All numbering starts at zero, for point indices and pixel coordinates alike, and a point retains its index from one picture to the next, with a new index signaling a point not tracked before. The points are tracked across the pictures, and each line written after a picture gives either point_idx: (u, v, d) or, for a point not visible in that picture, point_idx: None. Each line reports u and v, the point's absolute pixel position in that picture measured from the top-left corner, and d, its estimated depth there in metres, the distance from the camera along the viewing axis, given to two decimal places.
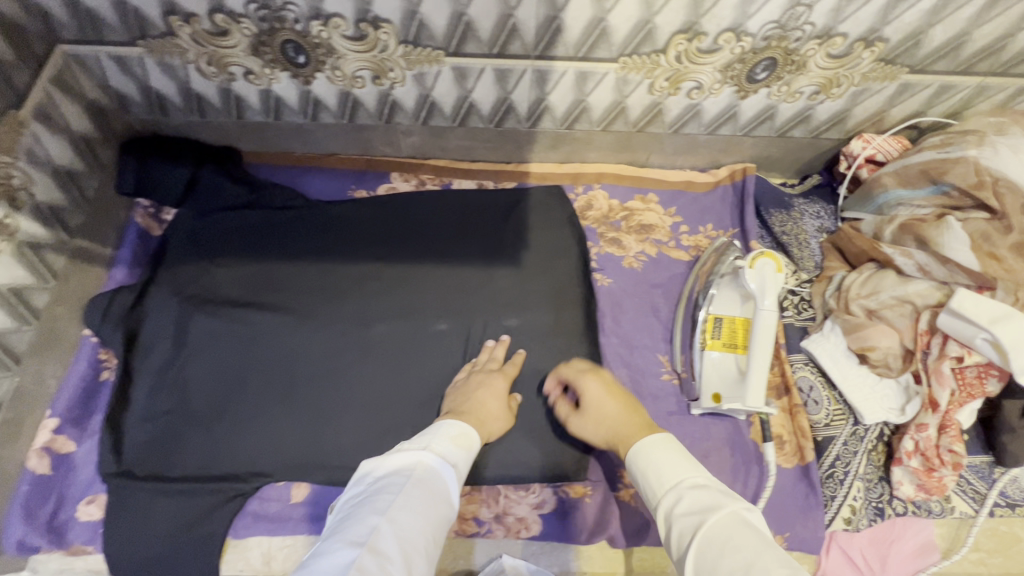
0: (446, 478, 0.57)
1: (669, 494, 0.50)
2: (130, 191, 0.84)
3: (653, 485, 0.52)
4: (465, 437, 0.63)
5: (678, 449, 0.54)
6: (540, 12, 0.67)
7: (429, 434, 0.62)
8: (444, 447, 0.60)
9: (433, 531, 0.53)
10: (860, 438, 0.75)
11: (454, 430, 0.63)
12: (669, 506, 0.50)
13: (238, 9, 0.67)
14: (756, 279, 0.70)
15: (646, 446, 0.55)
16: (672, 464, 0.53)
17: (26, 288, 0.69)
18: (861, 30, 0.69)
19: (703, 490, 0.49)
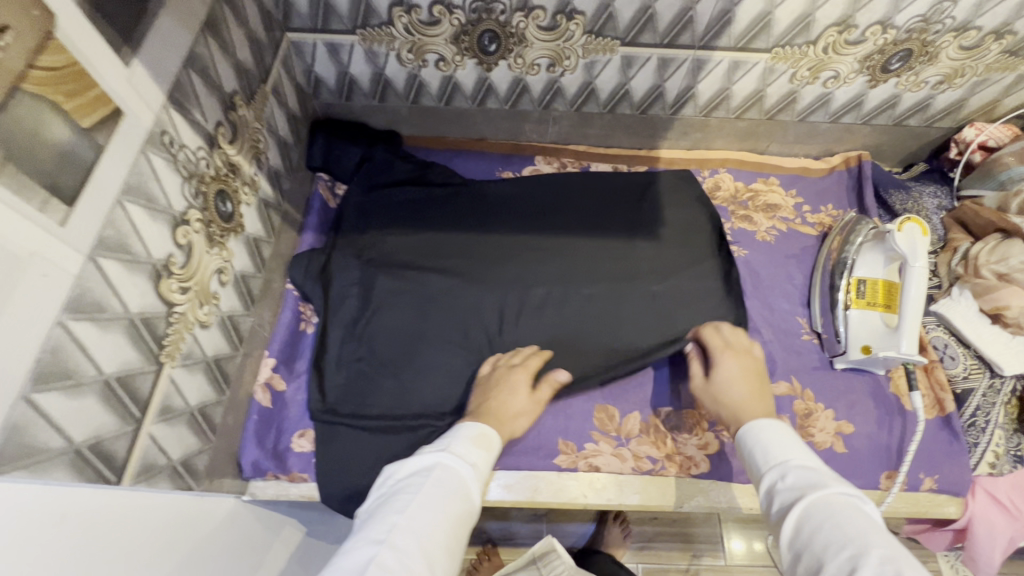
0: (465, 477, 0.60)
1: (775, 469, 0.55)
2: (318, 165, 0.95)
3: (761, 463, 0.57)
4: (483, 438, 0.65)
5: (791, 435, 0.59)
6: (717, 7, 0.77)
7: (450, 437, 0.64)
8: (467, 449, 0.63)
9: (454, 532, 0.55)
10: (997, 390, 0.82)
11: (472, 432, 0.65)
12: (773, 480, 0.55)
13: (456, 2, 0.77)
14: (906, 241, 0.79)
15: (757, 428, 0.61)
16: (778, 445, 0.58)
17: (261, 239, 0.77)
18: (995, 24, 0.79)
19: (801, 470, 0.54)
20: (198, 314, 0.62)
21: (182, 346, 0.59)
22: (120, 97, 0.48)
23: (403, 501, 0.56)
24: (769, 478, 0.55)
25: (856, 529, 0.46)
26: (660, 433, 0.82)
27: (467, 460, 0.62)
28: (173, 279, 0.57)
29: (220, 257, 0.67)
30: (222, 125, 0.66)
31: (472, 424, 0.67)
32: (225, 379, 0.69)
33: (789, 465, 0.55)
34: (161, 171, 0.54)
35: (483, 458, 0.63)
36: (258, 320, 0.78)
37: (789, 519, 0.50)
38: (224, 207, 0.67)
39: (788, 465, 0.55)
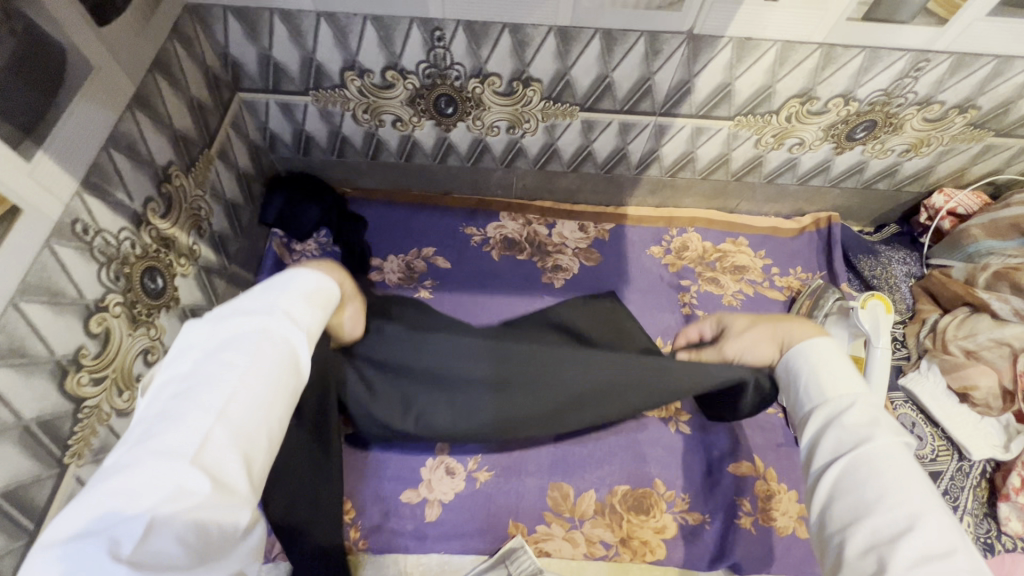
0: (291, 347, 0.44)
1: (830, 403, 0.48)
2: (271, 221, 0.91)
3: (816, 392, 0.50)
4: (324, 293, 0.49)
5: (847, 359, 0.51)
6: (676, 77, 0.75)
7: (272, 293, 0.46)
8: (298, 300, 0.46)
9: (293, 374, 0.43)
10: (966, 473, 0.79)
11: (308, 284, 0.48)
12: (830, 413, 0.48)
13: (409, 68, 0.75)
14: (869, 319, 0.77)
15: (814, 348, 0.53)
16: (839, 374, 0.50)
17: (200, 309, 0.74)
18: (958, 99, 0.77)
19: (865, 412, 0.46)
20: (116, 402, 0.59)
21: (93, 441, 0.56)
22: (18, 196, 0.45)
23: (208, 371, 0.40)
24: (826, 406, 0.48)
25: (899, 482, 0.42)
26: (616, 514, 0.78)
27: (294, 314, 0.45)
28: (83, 372, 0.54)
29: (147, 337, 0.63)
30: (153, 201, 0.63)
31: (305, 274, 0.49)
32: None
33: (850, 401, 0.47)
34: (71, 263, 0.52)
35: (318, 320, 0.47)
36: None
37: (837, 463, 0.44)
38: (154, 284, 0.64)
39: (842, 405, 0.47)
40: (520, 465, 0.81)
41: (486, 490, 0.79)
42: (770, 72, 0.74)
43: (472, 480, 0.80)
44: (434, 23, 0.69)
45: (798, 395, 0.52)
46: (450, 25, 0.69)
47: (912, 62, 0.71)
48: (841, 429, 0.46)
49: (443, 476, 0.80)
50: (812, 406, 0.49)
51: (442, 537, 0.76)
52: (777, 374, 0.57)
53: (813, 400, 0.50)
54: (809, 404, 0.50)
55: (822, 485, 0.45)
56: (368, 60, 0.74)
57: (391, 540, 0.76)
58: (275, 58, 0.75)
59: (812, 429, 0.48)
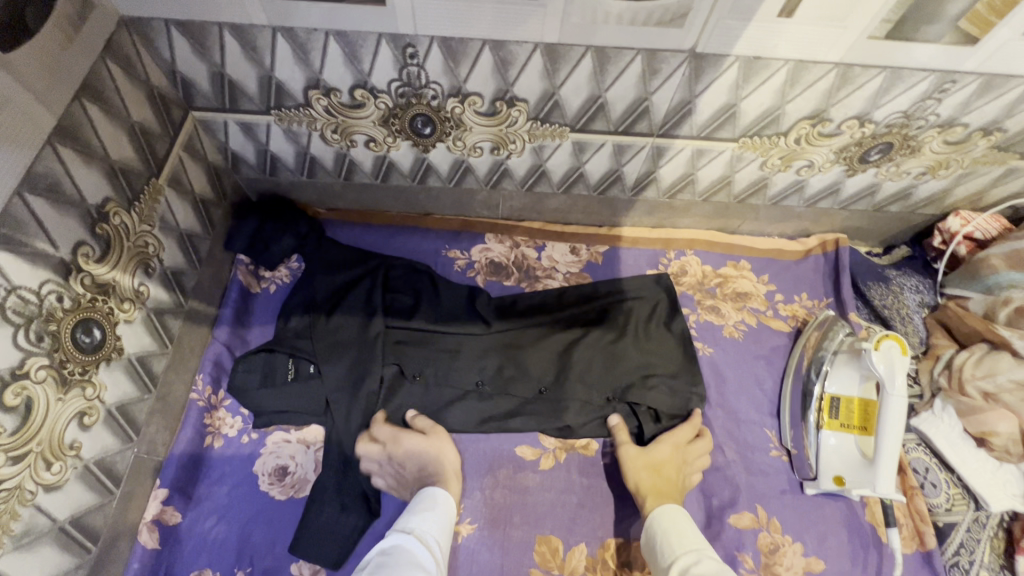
0: (416, 553, 0.58)
1: (688, 555, 0.60)
2: (238, 250, 0.84)
3: (676, 548, 0.62)
4: (429, 498, 0.67)
5: (694, 531, 0.64)
6: (676, 98, 0.68)
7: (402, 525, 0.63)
8: (440, 520, 0.65)
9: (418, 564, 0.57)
10: (983, 524, 0.74)
11: (422, 502, 0.66)
12: (688, 563, 0.59)
13: (380, 87, 0.68)
14: (883, 362, 0.71)
15: (670, 510, 0.67)
16: (686, 534, 0.63)
17: (150, 355, 0.67)
18: (983, 122, 0.70)
19: (713, 560, 0.58)
20: (42, 477, 0.52)
21: (15, 525, 0.49)
22: None
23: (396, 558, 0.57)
24: (680, 560, 0.60)
25: None
26: (608, 571, 0.72)
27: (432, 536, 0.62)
28: None
29: (83, 398, 0.56)
30: (86, 244, 0.56)
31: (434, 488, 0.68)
32: (91, 535, 0.59)
33: (693, 552, 0.60)
34: None
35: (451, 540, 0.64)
36: (146, 447, 0.68)
37: None
38: (90, 337, 0.57)
39: (701, 550, 0.60)
40: (505, 518, 0.75)
41: (469, 546, 0.73)
42: (779, 92, 0.67)
43: (453, 534, 0.74)
44: (405, 39, 0.61)
45: (656, 563, 0.63)
46: (423, 42, 0.61)
47: (936, 83, 0.65)
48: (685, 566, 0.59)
49: None
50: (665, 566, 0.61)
51: None
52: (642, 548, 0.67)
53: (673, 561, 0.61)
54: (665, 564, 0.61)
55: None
56: (334, 78, 0.67)
57: None
58: (229, 75, 0.67)
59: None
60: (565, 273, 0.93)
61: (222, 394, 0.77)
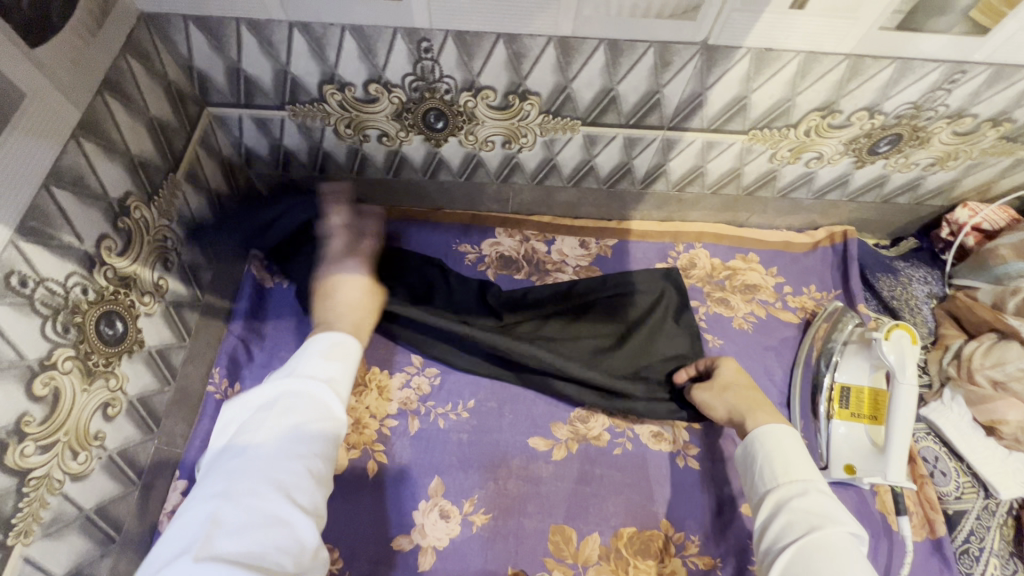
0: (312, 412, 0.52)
1: (795, 486, 0.57)
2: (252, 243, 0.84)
3: (781, 473, 0.59)
4: (336, 344, 0.58)
5: (804, 455, 0.61)
6: (687, 90, 0.69)
7: (297, 360, 0.56)
8: (339, 362, 0.57)
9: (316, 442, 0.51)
10: (992, 512, 0.75)
11: (324, 345, 0.57)
12: (792, 495, 0.57)
13: (394, 81, 0.68)
14: (894, 351, 0.71)
15: (778, 431, 0.63)
16: (793, 461, 0.60)
17: (170, 347, 0.68)
18: (992, 112, 0.71)
19: (820, 493, 0.56)
20: (69, 467, 0.53)
21: (44, 513, 0.50)
22: None
23: (290, 409, 0.51)
24: (780, 490, 0.58)
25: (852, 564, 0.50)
26: (622, 560, 0.73)
27: (340, 384, 0.55)
28: (27, 442, 0.48)
29: (107, 389, 0.57)
30: (109, 238, 0.57)
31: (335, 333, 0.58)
32: (114, 525, 0.60)
33: (807, 481, 0.58)
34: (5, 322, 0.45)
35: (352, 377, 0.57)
36: (165, 439, 0.69)
37: (793, 542, 0.53)
38: (112, 329, 0.58)
39: (806, 483, 0.57)
40: (518, 507, 0.76)
41: (484, 536, 0.74)
42: (790, 84, 0.67)
43: (467, 524, 0.74)
44: (421, 32, 0.62)
45: (751, 485, 0.62)
46: (438, 36, 0.62)
47: (947, 74, 0.65)
48: (790, 497, 0.57)
49: (436, 520, 0.74)
50: (772, 489, 0.59)
51: None
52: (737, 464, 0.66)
53: (773, 485, 0.59)
54: (767, 489, 0.59)
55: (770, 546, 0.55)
56: (349, 72, 0.67)
57: None
58: (246, 70, 0.67)
59: (767, 508, 0.58)
60: (574, 266, 0.93)
61: (237, 387, 0.77)
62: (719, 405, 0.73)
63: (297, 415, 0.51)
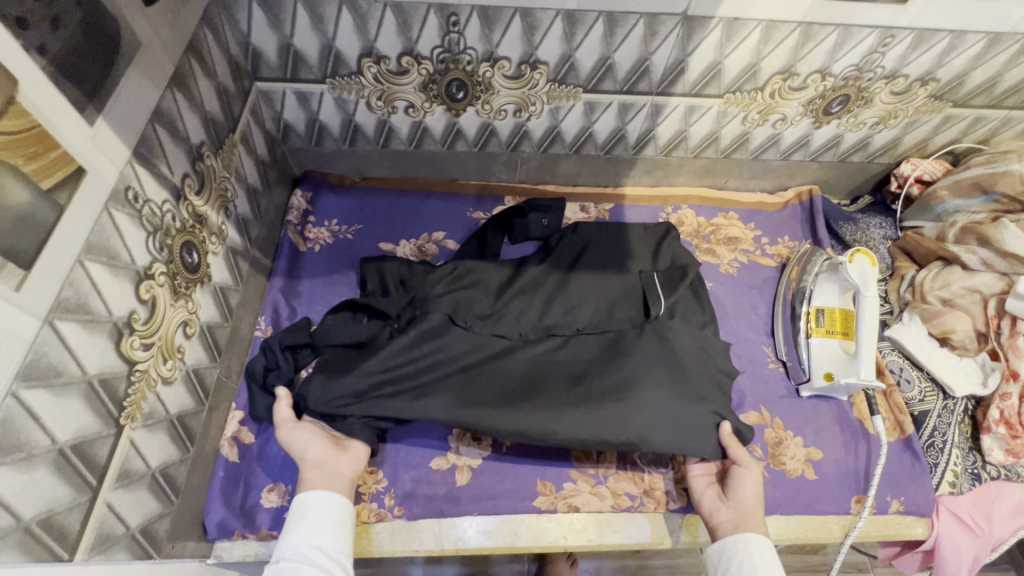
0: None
1: None
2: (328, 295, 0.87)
3: (744, 574, 0.67)
4: (298, 508, 0.66)
5: (762, 547, 0.68)
6: (672, 57, 0.82)
7: (301, 537, 0.63)
8: (314, 524, 0.64)
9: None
10: (951, 410, 0.87)
11: (293, 515, 0.65)
12: None
13: (424, 53, 0.80)
14: (857, 272, 0.83)
15: (753, 545, 0.68)
16: (763, 566, 0.66)
17: (228, 287, 0.76)
18: (920, 73, 0.86)
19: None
20: (161, 370, 0.60)
21: (144, 406, 0.57)
22: (84, 158, 0.47)
23: None
24: None
25: None
26: (638, 469, 0.82)
27: (319, 541, 0.63)
28: (135, 336, 0.55)
29: (185, 310, 0.65)
30: (189, 177, 0.65)
31: (306, 497, 0.66)
32: (190, 437, 0.67)
33: None
34: (125, 228, 0.53)
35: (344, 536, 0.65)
36: (224, 370, 0.76)
37: None
38: (191, 258, 0.66)
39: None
40: None
41: (513, 454, 0.81)
42: (755, 49, 0.81)
43: (498, 444, 0.81)
44: (450, 8, 0.74)
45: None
46: (465, 10, 0.74)
47: (880, 38, 0.80)
48: None
49: (470, 443, 0.81)
50: None
51: (476, 498, 0.78)
52: (709, 555, 0.72)
53: None
54: None
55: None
56: (386, 46, 0.78)
57: (426, 506, 0.77)
58: (296, 45, 0.78)
59: None
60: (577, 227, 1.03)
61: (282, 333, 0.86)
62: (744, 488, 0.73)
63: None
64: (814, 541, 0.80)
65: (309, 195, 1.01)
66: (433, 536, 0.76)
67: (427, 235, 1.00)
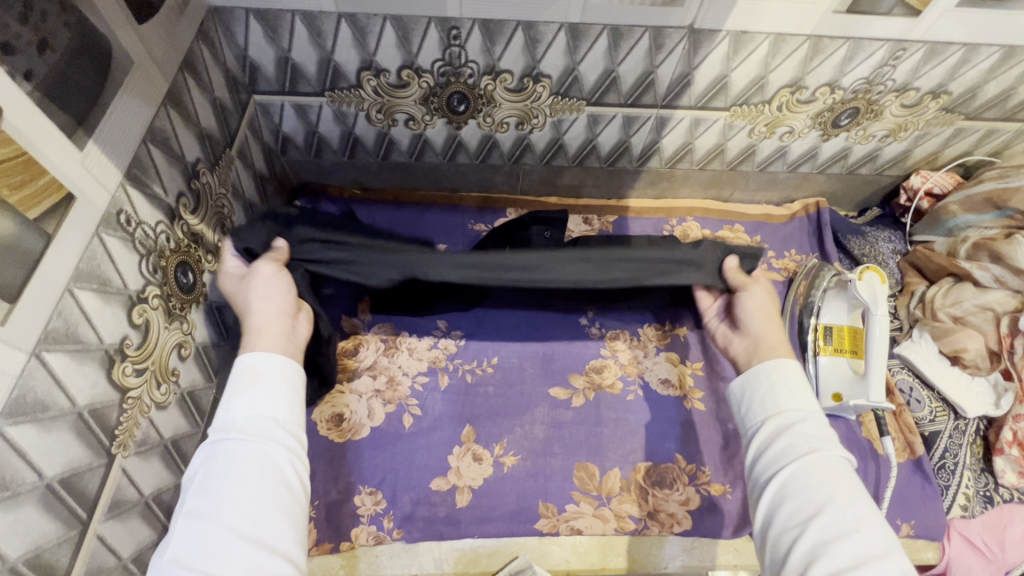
0: None
1: (784, 419, 0.59)
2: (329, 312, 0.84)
3: (769, 409, 0.60)
4: (248, 368, 0.54)
5: (794, 378, 0.61)
6: (678, 70, 0.80)
7: (258, 392, 0.53)
8: (265, 387, 0.53)
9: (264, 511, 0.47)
10: (962, 431, 0.85)
11: (240, 370, 0.54)
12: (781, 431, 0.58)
13: (424, 66, 0.78)
14: (867, 290, 0.81)
15: (781, 368, 0.62)
16: (792, 396, 0.60)
17: (225, 306, 0.75)
18: (932, 86, 0.84)
19: (819, 422, 0.58)
20: (154, 395, 0.59)
21: (136, 433, 0.56)
22: (73, 185, 0.46)
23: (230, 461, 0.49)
24: (779, 419, 0.59)
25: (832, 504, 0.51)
26: (641, 491, 0.80)
27: (268, 401, 0.52)
28: (127, 362, 0.54)
29: (180, 331, 0.64)
30: (184, 196, 0.64)
31: (257, 355, 0.55)
32: (185, 461, 0.66)
33: (812, 419, 0.58)
34: (116, 253, 0.52)
35: (298, 411, 0.54)
36: (220, 390, 0.75)
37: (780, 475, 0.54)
38: (185, 278, 0.65)
39: (811, 413, 0.58)
40: (544, 449, 0.82)
41: (514, 475, 0.80)
42: (763, 62, 0.79)
43: (499, 465, 0.80)
44: (451, 21, 0.72)
45: (753, 409, 0.62)
46: (466, 24, 0.72)
47: (891, 51, 0.78)
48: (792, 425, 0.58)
49: (470, 463, 0.80)
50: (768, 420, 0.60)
51: (477, 521, 0.76)
52: (731, 395, 0.66)
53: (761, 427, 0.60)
54: (760, 415, 0.61)
55: (755, 484, 0.58)
56: (385, 59, 0.77)
57: (425, 529, 0.76)
58: (294, 59, 0.77)
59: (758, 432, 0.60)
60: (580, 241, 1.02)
61: None
62: (752, 316, 0.69)
63: (230, 459, 0.49)
64: None
65: (308, 208, 0.99)
66: (434, 560, 0.75)
67: None
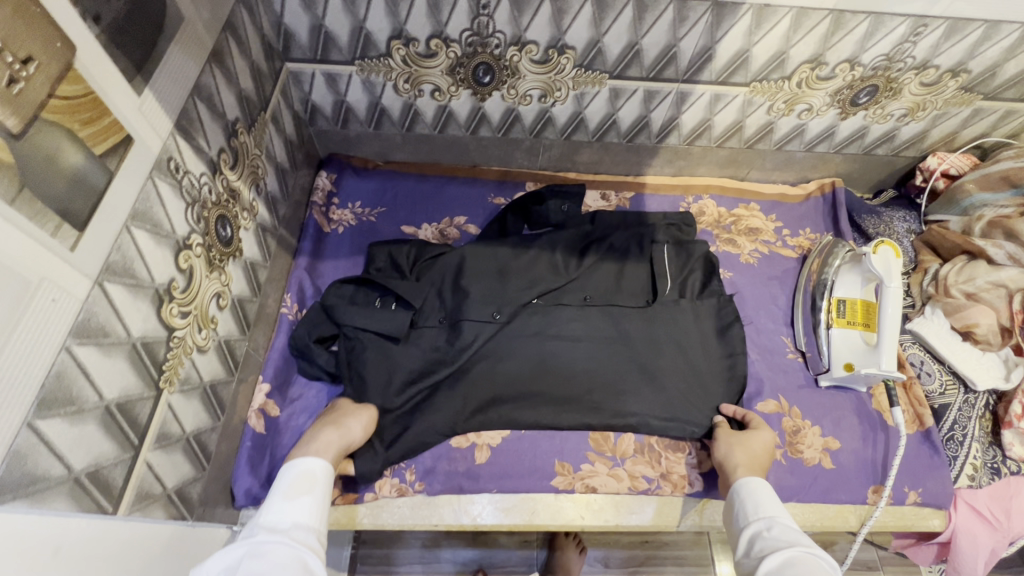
0: None
1: (763, 521, 0.62)
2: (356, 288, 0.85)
3: (751, 513, 0.64)
4: (304, 480, 0.61)
5: (768, 491, 0.66)
6: (700, 44, 0.82)
7: (301, 508, 0.58)
8: (314, 503, 0.59)
9: None
10: (972, 404, 0.87)
11: (296, 476, 0.61)
12: (761, 530, 0.61)
13: (452, 36, 0.81)
14: (881, 263, 0.83)
15: (751, 484, 0.68)
16: (768, 501, 0.65)
17: (258, 264, 0.78)
18: (952, 63, 0.85)
19: (785, 527, 0.60)
20: (196, 338, 0.62)
21: (180, 372, 0.59)
22: (132, 128, 0.49)
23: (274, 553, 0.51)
24: (757, 525, 0.62)
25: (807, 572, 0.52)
26: (654, 453, 0.82)
27: (309, 519, 0.57)
28: (174, 304, 0.57)
29: (219, 282, 0.67)
30: (225, 152, 0.67)
31: (314, 466, 0.63)
32: (221, 406, 0.69)
33: (786, 519, 0.62)
34: (167, 198, 0.55)
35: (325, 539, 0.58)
36: (253, 344, 0.78)
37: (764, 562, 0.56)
38: (224, 232, 0.68)
39: (776, 518, 0.62)
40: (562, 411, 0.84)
41: (531, 435, 0.82)
42: (785, 37, 0.81)
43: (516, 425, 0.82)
44: None
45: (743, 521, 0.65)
46: None
47: (912, 28, 0.79)
48: (768, 525, 0.61)
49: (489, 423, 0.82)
50: (753, 528, 0.63)
51: (495, 476, 0.79)
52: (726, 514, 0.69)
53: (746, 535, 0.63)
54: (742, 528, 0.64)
55: None
56: (415, 28, 0.79)
57: (445, 482, 0.79)
58: (327, 26, 0.79)
59: (741, 543, 0.63)
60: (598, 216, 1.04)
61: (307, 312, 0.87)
62: (724, 448, 0.75)
63: (276, 556, 0.51)
64: (828, 528, 0.80)
65: (333, 177, 1.02)
66: (453, 512, 0.78)
67: (448, 219, 1.01)
